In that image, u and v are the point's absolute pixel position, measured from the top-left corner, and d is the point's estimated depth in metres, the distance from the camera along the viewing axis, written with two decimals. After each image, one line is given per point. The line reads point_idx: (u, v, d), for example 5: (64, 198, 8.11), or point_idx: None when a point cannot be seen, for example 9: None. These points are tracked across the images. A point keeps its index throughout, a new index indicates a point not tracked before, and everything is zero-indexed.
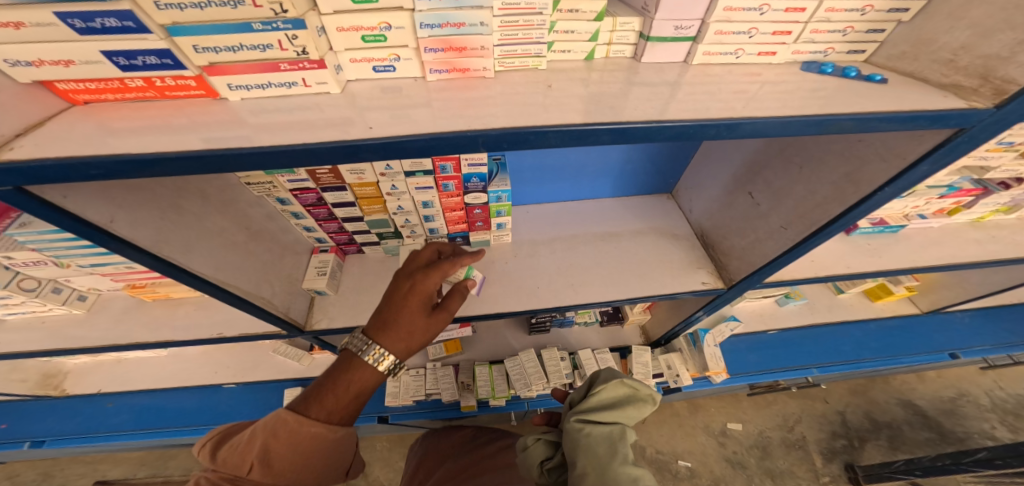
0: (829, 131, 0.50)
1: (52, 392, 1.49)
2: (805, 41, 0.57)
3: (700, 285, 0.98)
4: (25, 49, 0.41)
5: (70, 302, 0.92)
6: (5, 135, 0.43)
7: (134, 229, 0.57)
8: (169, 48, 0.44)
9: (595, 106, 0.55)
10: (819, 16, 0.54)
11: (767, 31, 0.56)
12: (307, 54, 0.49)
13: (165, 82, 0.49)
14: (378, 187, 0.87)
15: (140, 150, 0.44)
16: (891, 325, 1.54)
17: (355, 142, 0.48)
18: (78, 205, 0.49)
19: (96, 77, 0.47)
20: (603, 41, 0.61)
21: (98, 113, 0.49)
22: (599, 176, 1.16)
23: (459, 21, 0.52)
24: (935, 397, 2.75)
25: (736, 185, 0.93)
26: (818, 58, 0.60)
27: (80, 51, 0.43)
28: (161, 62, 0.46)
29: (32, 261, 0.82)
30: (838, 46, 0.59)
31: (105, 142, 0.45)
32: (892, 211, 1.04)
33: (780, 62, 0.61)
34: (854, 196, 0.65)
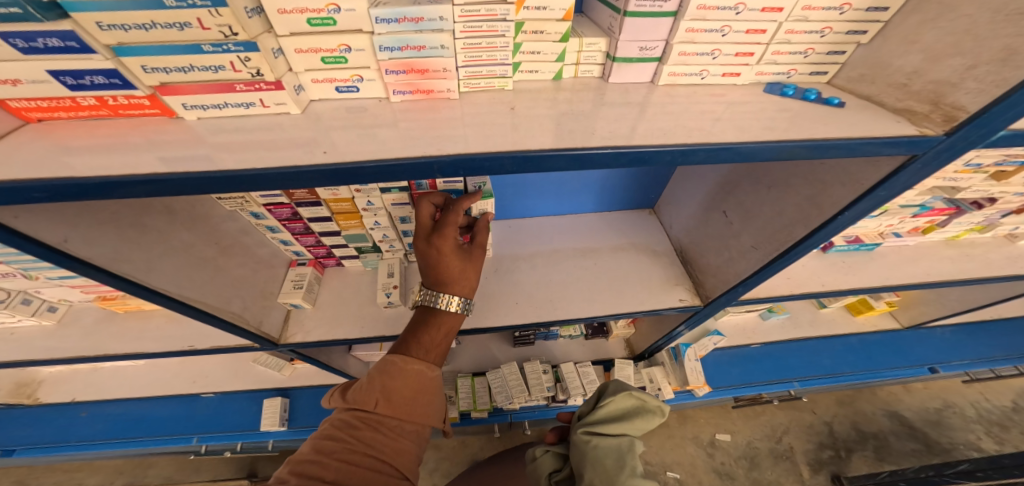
0: (783, 157, 0.51)
1: (23, 401, 1.41)
2: (767, 62, 0.57)
3: (678, 302, 0.98)
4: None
5: (40, 313, 0.88)
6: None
7: (89, 248, 0.55)
8: (115, 68, 0.43)
9: (561, 127, 0.55)
10: (780, 37, 0.54)
11: (729, 53, 0.55)
12: (262, 76, 0.48)
13: (118, 101, 0.48)
14: (354, 202, 0.87)
15: (84, 170, 0.43)
16: (873, 340, 1.55)
17: (308, 167, 0.48)
18: (29, 226, 0.48)
19: (47, 95, 0.46)
20: (570, 61, 0.61)
21: (52, 131, 0.48)
22: (580, 191, 1.16)
23: (418, 44, 0.52)
24: (923, 408, 2.77)
25: (711, 204, 0.93)
26: (781, 79, 0.60)
27: (25, 71, 0.42)
28: (109, 82, 0.45)
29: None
30: (800, 67, 0.59)
31: (54, 161, 0.44)
32: (867, 229, 1.06)
33: (744, 84, 0.61)
34: (817, 218, 0.65)
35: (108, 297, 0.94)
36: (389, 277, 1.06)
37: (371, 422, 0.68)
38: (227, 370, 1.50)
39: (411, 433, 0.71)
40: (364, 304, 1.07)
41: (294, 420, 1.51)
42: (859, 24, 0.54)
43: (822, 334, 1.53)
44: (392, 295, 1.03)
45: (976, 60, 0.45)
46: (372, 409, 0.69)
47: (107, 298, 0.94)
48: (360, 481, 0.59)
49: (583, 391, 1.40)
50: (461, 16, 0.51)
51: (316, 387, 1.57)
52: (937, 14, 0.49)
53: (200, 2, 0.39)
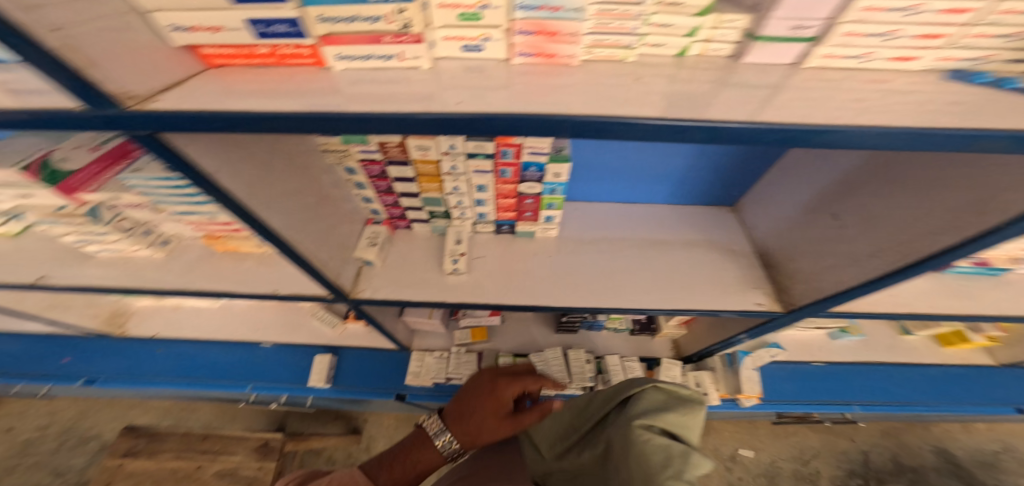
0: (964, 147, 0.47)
1: (116, 330, 1.60)
2: (960, 46, 0.52)
3: (754, 305, 0.95)
4: (188, 15, 0.46)
5: (155, 244, 1.00)
6: (152, 90, 0.46)
7: (233, 181, 0.60)
8: (298, 16, 0.48)
9: (677, 101, 0.53)
10: (988, 19, 0.47)
11: (910, 35, 0.50)
12: (410, 28, 0.51)
13: (286, 50, 0.53)
14: (439, 166, 0.92)
15: (259, 108, 0.47)
16: (953, 372, 1.44)
17: (450, 115, 0.48)
18: (197, 153, 0.54)
19: (234, 43, 0.50)
20: (701, 38, 0.57)
21: (230, 77, 0.54)
22: (658, 181, 1.14)
23: (556, 5, 0.51)
24: (977, 449, 2.60)
25: (821, 204, 0.87)
26: (968, 66, 0.55)
27: (228, 19, 0.46)
28: (289, 31, 0.49)
29: (133, 204, 0.88)
30: (999, 54, 0.52)
31: (226, 100, 0.49)
32: (1000, 253, 0.97)
33: (917, 69, 0.56)
34: (960, 230, 0.59)
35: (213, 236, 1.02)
36: (456, 245, 1.10)
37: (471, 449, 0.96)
38: (287, 322, 1.60)
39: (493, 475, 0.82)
40: (428, 267, 1.10)
41: (340, 378, 1.58)
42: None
43: (900, 360, 1.44)
44: (459, 262, 1.07)
45: None
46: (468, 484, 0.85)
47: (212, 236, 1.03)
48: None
49: None
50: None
51: (362, 349, 1.64)
52: None
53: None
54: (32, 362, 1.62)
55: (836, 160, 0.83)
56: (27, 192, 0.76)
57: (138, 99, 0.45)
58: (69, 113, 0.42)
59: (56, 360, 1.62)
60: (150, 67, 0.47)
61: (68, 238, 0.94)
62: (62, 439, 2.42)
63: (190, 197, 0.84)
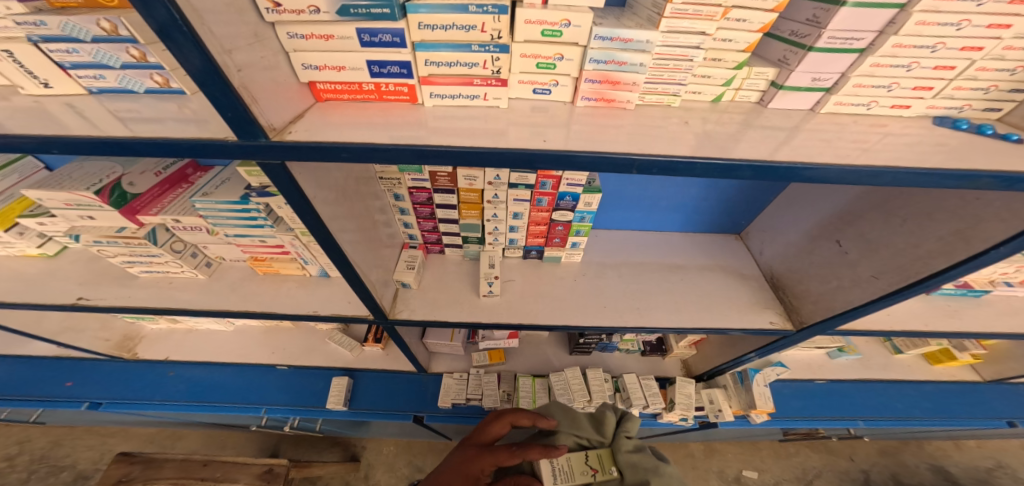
0: (965, 186, 0.55)
1: (125, 354, 1.59)
2: (944, 96, 0.62)
3: (768, 324, 1.03)
4: (320, 56, 0.56)
5: (199, 267, 1.02)
6: (285, 121, 0.55)
7: (321, 205, 0.69)
8: (411, 59, 0.58)
9: (706, 141, 0.63)
10: (968, 74, 0.58)
11: (906, 87, 0.60)
12: (499, 73, 0.62)
13: (388, 88, 0.62)
14: (482, 194, 0.99)
15: (364, 142, 0.56)
16: (949, 389, 1.53)
17: (541, 152, 0.58)
18: (302, 180, 0.61)
19: (347, 80, 0.60)
20: (733, 86, 0.68)
21: (335, 108, 0.62)
22: (671, 211, 1.26)
23: (621, 60, 0.62)
24: (971, 467, 2.69)
25: (824, 232, 0.95)
26: (952, 114, 0.64)
27: (353, 60, 0.57)
28: (400, 71, 0.60)
29: (192, 227, 0.91)
30: (975, 103, 0.62)
31: (341, 133, 0.57)
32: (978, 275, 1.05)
33: (911, 115, 0.65)
34: (961, 252, 0.64)
35: (258, 259, 1.05)
36: (490, 267, 1.14)
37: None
38: (304, 346, 1.62)
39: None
40: (464, 290, 1.16)
41: (356, 401, 1.56)
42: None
43: (898, 378, 1.53)
44: (494, 285, 1.11)
45: None
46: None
47: (257, 259, 1.06)
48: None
49: (644, 402, 1.41)
50: (663, 29, 0.59)
51: (380, 372, 1.64)
52: None
53: (491, 10, 0.54)
54: (29, 387, 1.57)
55: (837, 191, 0.91)
56: (90, 213, 0.82)
57: (277, 131, 0.53)
58: (210, 138, 0.50)
59: (57, 384, 1.57)
60: (283, 102, 0.55)
61: (116, 260, 0.97)
62: (33, 469, 2.27)
63: (247, 219, 0.87)
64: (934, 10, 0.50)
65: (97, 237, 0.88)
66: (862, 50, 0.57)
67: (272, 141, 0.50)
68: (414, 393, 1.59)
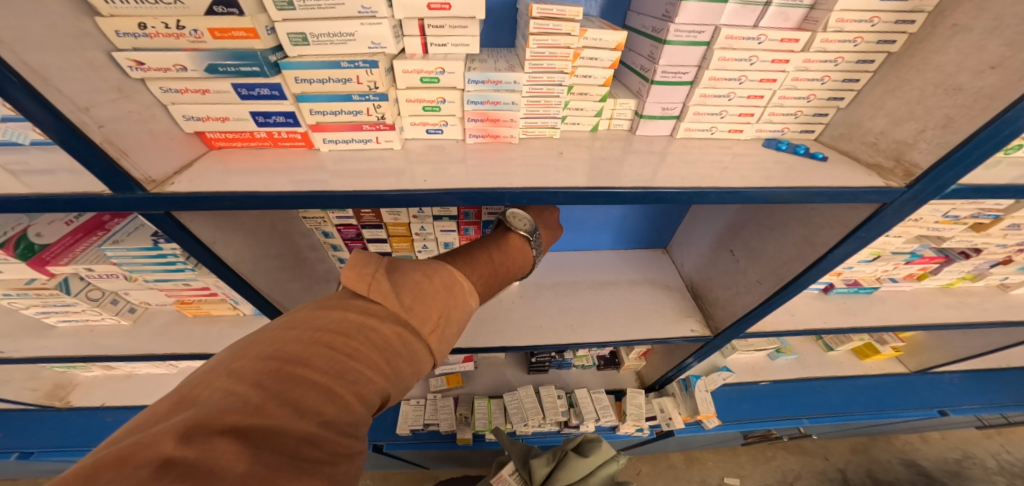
0: (778, 200, 0.66)
1: (56, 403, 1.61)
2: (765, 121, 0.77)
3: (689, 332, 1.12)
4: (201, 108, 0.62)
5: (121, 313, 1.11)
6: (167, 173, 0.61)
7: (225, 249, 0.73)
8: (294, 109, 0.64)
9: (592, 170, 0.70)
10: (775, 101, 0.73)
11: (733, 114, 0.75)
12: (384, 119, 0.67)
13: (281, 135, 0.68)
14: (409, 227, 1.04)
15: (246, 188, 0.60)
16: (882, 382, 1.69)
17: (420, 192, 0.63)
18: (198, 228, 0.66)
19: (236, 129, 0.66)
20: (606, 116, 0.80)
21: (229, 155, 0.68)
22: (601, 230, 1.35)
23: (495, 100, 0.68)
24: (940, 459, 2.76)
25: (722, 243, 1.10)
26: (778, 135, 0.80)
27: (237, 111, 0.63)
28: (286, 120, 0.66)
29: (107, 273, 0.96)
30: (792, 127, 0.78)
31: (234, 179, 0.62)
32: (865, 274, 1.21)
33: (747, 138, 0.80)
34: (811, 256, 0.80)
35: (185, 301, 1.14)
36: None
37: (391, 356, 0.47)
38: None
39: (424, 361, 0.51)
40: None
41: None
42: (837, 94, 0.73)
43: (831, 375, 1.68)
44: None
45: (924, 125, 0.63)
46: (417, 334, 0.51)
47: (184, 302, 1.14)
48: (247, 396, 0.36)
49: (596, 416, 1.44)
50: (527, 70, 0.67)
51: None
52: (895, 87, 0.67)
53: (362, 65, 0.59)
54: None
55: (725, 209, 1.08)
56: None
57: (157, 182, 0.59)
58: (85, 192, 0.55)
59: None
60: (163, 152, 0.61)
61: (28, 311, 1.03)
62: None
63: (166, 264, 0.93)
64: (728, 48, 0.66)
65: (7, 289, 0.93)
66: (690, 83, 0.72)
67: (149, 193, 0.56)
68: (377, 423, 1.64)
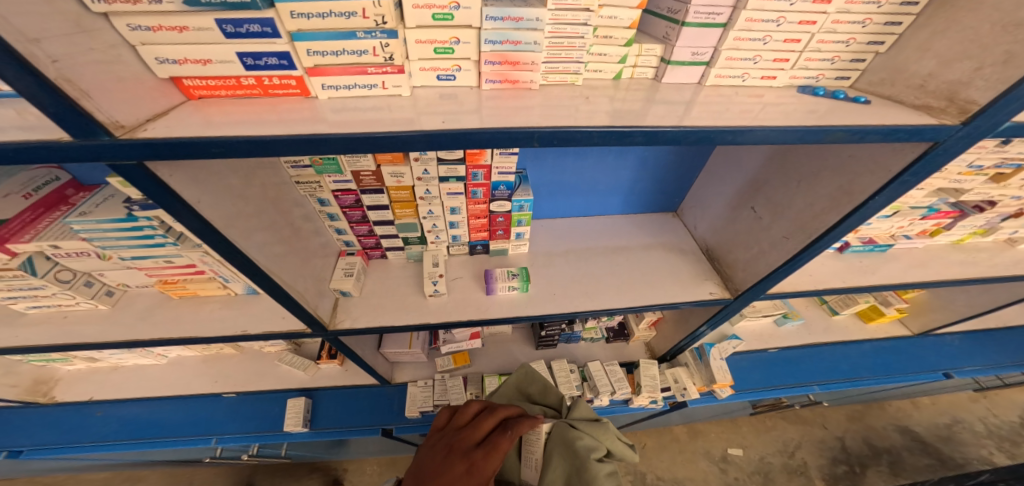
0: (829, 139, 0.62)
1: (39, 399, 1.53)
2: (800, 67, 0.72)
3: (708, 294, 1.10)
4: (177, 49, 0.55)
5: (98, 296, 1.08)
6: (138, 119, 0.53)
7: (210, 210, 0.66)
8: (290, 49, 0.56)
9: (615, 114, 0.65)
10: (813, 45, 0.68)
11: (767, 59, 0.70)
12: (392, 60, 0.61)
13: (271, 81, 0.61)
14: (413, 191, 0.98)
15: (238, 137, 0.54)
16: (886, 347, 1.70)
17: (437, 132, 0.57)
18: (176, 185, 0.59)
19: (220, 74, 0.59)
20: (630, 64, 0.75)
21: (210, 105, 0.61)
22: (611, 194, 1.30)
23: (516, 39, 0.62)
24: (932, 424, 2.83)
25: (742, 200, 1.06)
26: (811, 83, 0.75)
27: (220, 52, 0.56)
28: (279, 63, 0.58)
29: (76, 252, 0.97)
30: (827, 73, 0.73)
31: (219, 129, 0.55)
32: (880, 231, 1.18)
33: (779, 86, 0.75)
34: (847, 206, 0.76)
35: (168, 282, 1.10)
36: (434, 266, 1.16)
37: None
38: (254, 371, 1.66)
39: None
40: (411, 292, 1.17)
41: (317, 421, 1.59)
42: (877, 37, 0.68)
43: (837, 340, 1.69)
44: (438, 283, 1.13)
45: (982, 63, 0.58)
46: None
47: (166, 282, 1.11)
48: None
49: (611, 389, 1.42)
50: (551, 7, 0.61)
51: (337, 389, 1.66)
52: (945, 27, 0.63)
53: None
54: None
55: (749, 160, 1.02)
56: None
57: (127, 129, 0.52)
58: (39, 141, 0.47)
59: None
60: (131, 98, 0.53)
61: None
62: None
63: (145, 239, 0.92)
64: None
65: None
66: (724, 25, 0.67)
67: (118, 139, 0.49)
68: (383, 407, 1.62)
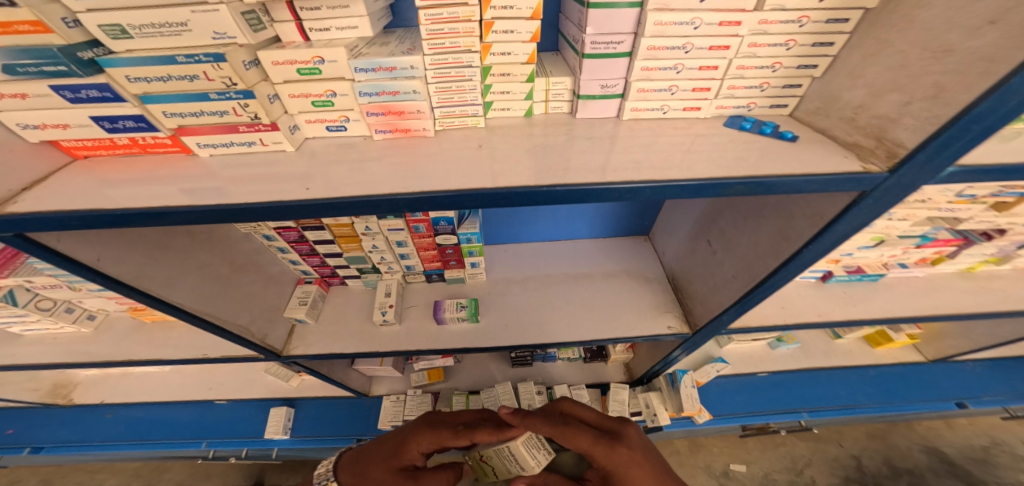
0: (727, 194, 0.55)
1: (59, 401, 1.69)
2: (725, 96, 0.64)
3: (667, 329, 1.03)
4: (34, 115, 0.55)
5: (80, 320, 1.13)
6: (12, 190, 0.54)
7: (118, 266, 0.69)
8: (141, 113, 0.56)
9: (507, 162, 0.60)
10: (732, 72, 0.60)
11: (687, 88, 0.63)
12: (260, 118, 0.59)
13: (146, 141, 0.61)
14: (354, 227, 0.96)
15: (108, 204, 0.54)
16: (895, 372, 1.56)
17: (290, 203, 0.54)
18: (70, 247, 0.62)
19: (92, 136, 0.59)
20: (540, 99, 0.69)
21: (93, 165, 0.62)
22: (574, 219, 1.24)
23: (393, 90, 0.59)
24: (965, 445, 2.60)
25: (698, 232, 0.99)
26: (743, 112, 0.67)
27: (75, 117, 0.56)
28: (137, 125, 0.58)
29: (49, 284, 1.02)
30: (758, 101, 0.65)
31: (96, 195, 0.56)
32: (869, 260, 1.07)
33: (707, 116, 0.67)
34: (785, 251, 0.69)
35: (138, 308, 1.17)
36: (386, 296, 1.14)
37: None
38: (245, 378, 1.75)
39: None
40: (360, 320, 1.17)
41: (297, 428, 1.65)
42: (805, 60, 0.60)
43: (838, 365, 1.56)
44: (387, 313, 1.10)
45: (911, 97, 0.49)
46: None
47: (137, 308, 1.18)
48: None
49: None
50: (428, 52, 0.57)
51: (320, 398, 1.73)
52: (876, 51, 0.54)
53: (205, 59, 0.51)
54: None
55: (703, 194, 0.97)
56: None
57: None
58: None
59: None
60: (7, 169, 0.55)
61: None
62: None
63: None
64: (664, 10, 0.54)
65: None
66: (629, 53, 0.60)
67: None
68: (360, 417, 1.66)
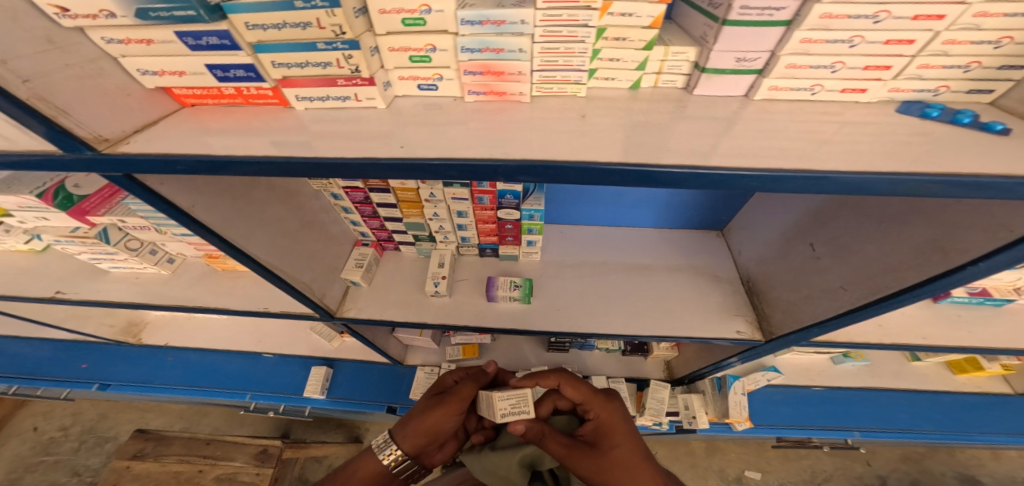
0: (904, 191, 0.46)
1: (130, 339, 1.81)
2: (908, 77, 0.54)
3: (734, 333, 0.96)
4: (153, 61, 0.50)
5: (161, 263, 1.12)
6: (125, 132, 0.52)
7: (208, 214, 0.66)
8: (252, 62, 0.51)
9: (629, 135, 0.53)
10: (933, 48, 0.49)
11: (857, 66, 0.53)
12: (360, 72, 0.53)
13: (251, 92, 0.57)
14: (418, 192, 0.93)
15: (214, 152, 0.51)
16: (972, 402, 1.44)
17: (389, 159, 0.50)
18: (169, 192, 0.59)
19: (201, 85, 0.55)
20: (651, 70, 0.61)
21: (200, 114, 0.59)
22: (641, 206, 1.17)
23: (498, 47, 0.52)
24: (1008, 478, 2.44)
25: (800, 234, 0.90)
26: (926, 97, 0.57)
27: (190, 65, 0.51)
28: (247, 75, 0.53)
29: (140, 226, 0.98)
30: (952, 86, 0.55)
31: (199, 142, 0.53)
32: (1000, 282, 0.95)
33: (871, 99, 0.58)
34: (937, 266, 0.60)
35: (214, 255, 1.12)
36: (439, 267, 1.11)
37: None
38: (291, 335, 1.79)
39: None
40: (412, 290, 1.13)
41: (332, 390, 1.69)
42: None
43: (904, 387, 1.45)
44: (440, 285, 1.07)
45: None
46: None
47: (213, 256, 1.12)
48: None
49: None
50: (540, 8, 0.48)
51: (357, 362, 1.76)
52: None
53: (320, 4, 0.44)
54: (55, 369, 1.84)
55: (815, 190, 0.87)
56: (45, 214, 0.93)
57: (111, 142, 0.50)
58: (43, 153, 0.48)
59: (74, 365, 1.83)
60: (126, 110, 0.52)
61: (82, 256, 1.09)
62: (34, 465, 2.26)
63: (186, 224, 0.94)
64: None
65: (58, 236, 1.00)
66: (787, 23, 0.50)
67: (100, 154, 0.47)
68: (392, 385, 1.69)
